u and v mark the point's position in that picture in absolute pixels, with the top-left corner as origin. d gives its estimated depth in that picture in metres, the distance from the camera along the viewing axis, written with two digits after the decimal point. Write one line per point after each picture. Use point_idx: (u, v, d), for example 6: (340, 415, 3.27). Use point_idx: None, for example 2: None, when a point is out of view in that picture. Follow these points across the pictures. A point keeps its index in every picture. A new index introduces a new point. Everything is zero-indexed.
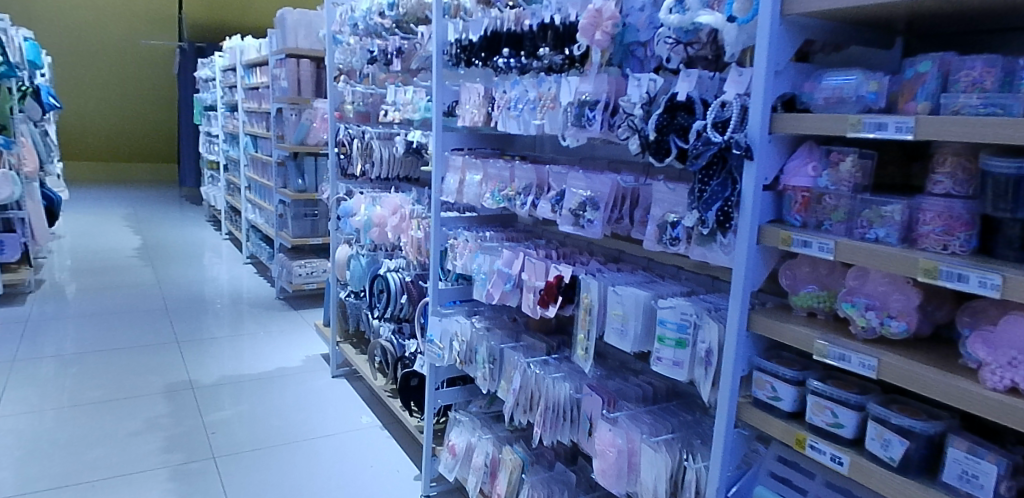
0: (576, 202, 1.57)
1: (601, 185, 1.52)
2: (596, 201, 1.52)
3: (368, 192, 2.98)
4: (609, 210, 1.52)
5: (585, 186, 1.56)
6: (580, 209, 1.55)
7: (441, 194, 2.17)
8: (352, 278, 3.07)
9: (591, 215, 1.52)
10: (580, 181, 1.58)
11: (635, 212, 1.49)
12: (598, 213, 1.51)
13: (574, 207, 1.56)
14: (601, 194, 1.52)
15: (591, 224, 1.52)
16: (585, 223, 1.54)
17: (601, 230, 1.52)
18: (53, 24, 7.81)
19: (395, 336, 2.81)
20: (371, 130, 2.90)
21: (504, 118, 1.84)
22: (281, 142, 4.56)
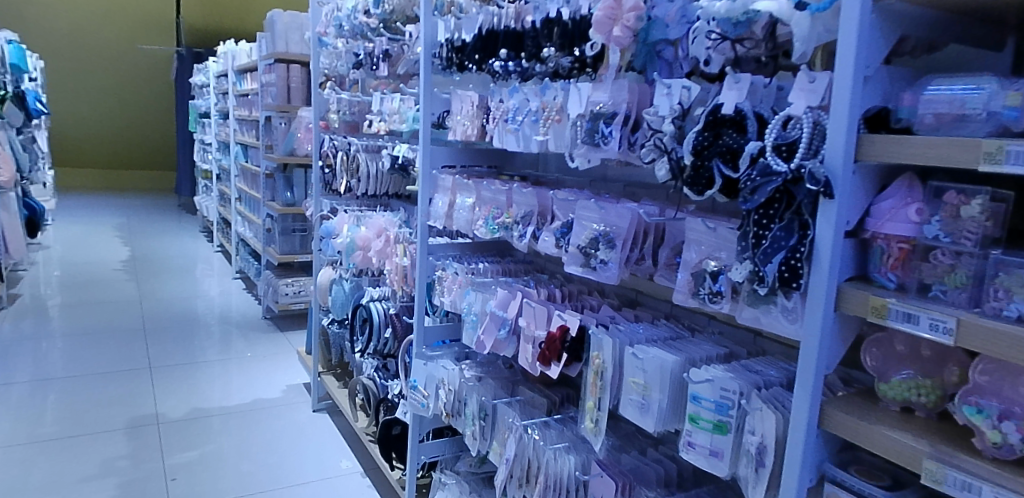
0: (587, 237, 1.26)
1: (617, 217, 1.22)
2: (611, 237, 1.22)
3: (353, 210, 2.68)
4: (627, 249, 1.22)
5: (597, 217, 1.26)
6: (590, 247, 1.25)
7: (427, 219, 1.87)
8: (334, 305, 2.77)
9: (605, 254, 1.22)
10: (591, 211, 1.28)
11: (661, 252, 1.19)
12: (615, 252, 1.21)
13: (584, 244, 1.26)
14: (618, 229, 1.22)
15: (605, 266, 1.22)
16: (597, 265, 1.23)
17: (618, 274, 1.21)
18: (47, 27, 7.60)
19: (378, 373, 2.51)
20: (358, 142, 2.61)
21: (500, 133, 1.54)
22: (269, 152, 4.27)
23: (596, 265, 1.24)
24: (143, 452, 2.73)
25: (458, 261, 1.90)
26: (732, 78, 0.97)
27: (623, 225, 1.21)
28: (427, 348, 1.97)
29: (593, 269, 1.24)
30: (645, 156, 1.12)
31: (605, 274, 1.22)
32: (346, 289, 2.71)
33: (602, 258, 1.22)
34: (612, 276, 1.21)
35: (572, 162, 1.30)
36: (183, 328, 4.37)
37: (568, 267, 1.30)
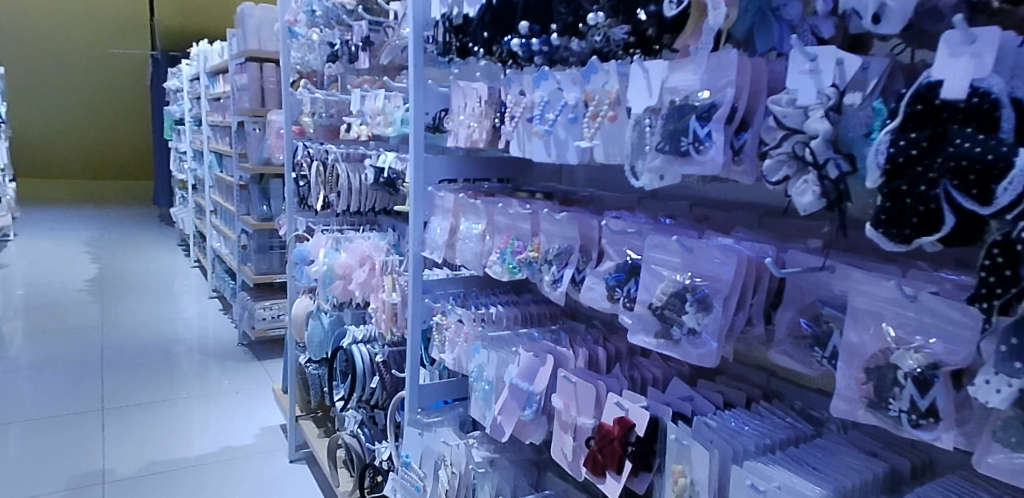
0: (665, 292, 0.84)
1: (714, 264, 0.80)
2: (706, 295, 0.80)
3: (332, 230, 2.25)
4: (733, 314, 0.79)
5: (681, 262, 0.84)
6: (671, 309, 0.83)
7: (422, 248, 1.44)
8: (310, 343, 2.31)
9: (698, 322, 0.80)
10: (669, 251, 0.85)
11: (785, 315, 0.79)
12: (713, 319, 0.79)
13: (660, 303, 0.84)
14: (716, 282, 0.80)
15: (698, 341, 0.80)
16: (684, 336, 0.82)
17: (717, 351, 0.79)
18: (10, 29, 7.12)
19: (362, 428, 2.07)
20: (336, 150, 2.18)
21: (523, 137, 1.11)
22: (242, 160, 3.83)
23: (683, 336, 0.82)
24: None
25: (461, 302, 1.47)
26: (957, 35, 0.53)
27: (725, 275, 0.79)
28: (422, 412, 1.54)
29: (677, 344, 0.82)
30: (770, 173, 0.70)
31: (697, 353, 0.80)
32: (325, 325, 2.27)
33: (693, 328, 0.80)
34: (710, 356, 0.79)
35: (636, 179, 0.88)
36: (148, 358, 3.91)
37: (632, 337, 0.88)
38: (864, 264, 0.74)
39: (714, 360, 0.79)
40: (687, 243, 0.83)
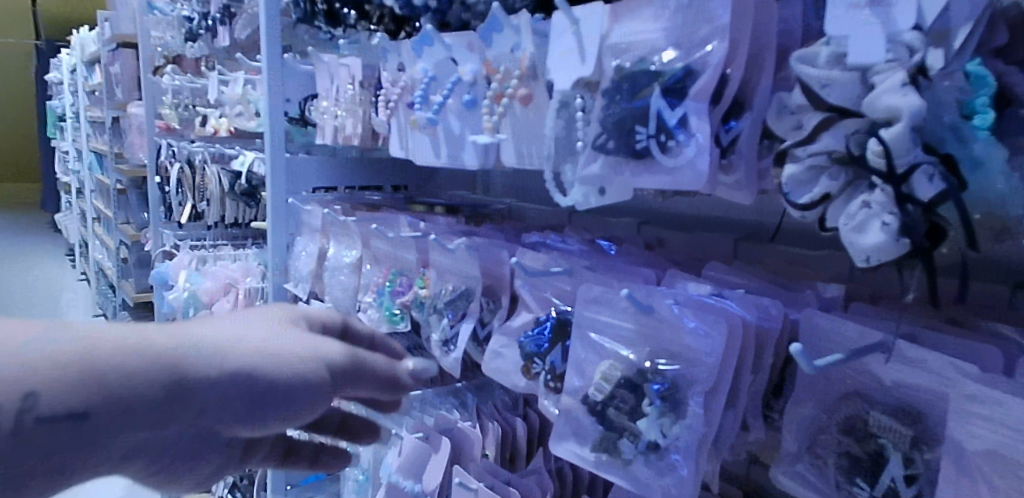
0: (609, 380, 0.53)
1: (689, 338, 0.49)
2: (676, 390, 0.49)
3: (202, 246, 1.84)
4: (720, 421, 0.49)
5: (634, 333, 0.53)
6: (619, 409, 0.51)
7: (286, 280, 1.08)
8: None
9: (664, 433, 0.49)
10: (616, 314, 0.54)
11: (806, 412, 0.49)
12: (686, 431, 0.48)
13: (601, 397, 0.53)
14: (693, 369, 0.49)
15: (663, 463, 0.49)
16: (639, 455, 0.50)
17: (694, 479, 0.48)
18: None
19: (233, 494, 1.65)
20: (203, 149, 1.78)
21: (404, 129, 0.78)
22: (120, 162, 3.32)
23: (637, 455, 0.50)
24: None
25: None
26: None
27: (707, 359, 0.48)
28: (291, 491, 1.16)
29: (628, 465, 0.51)
30: (796, 191, 0.39)
31: (662, 484, 0.49)
32: None
33: (655, 443, 0.49)
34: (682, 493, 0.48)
35: (563, 195, 0.56)
36: None
37: (557, 447, 0.56)
38: (938, 341, 0.44)
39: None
40: (643, 300, 0.52)
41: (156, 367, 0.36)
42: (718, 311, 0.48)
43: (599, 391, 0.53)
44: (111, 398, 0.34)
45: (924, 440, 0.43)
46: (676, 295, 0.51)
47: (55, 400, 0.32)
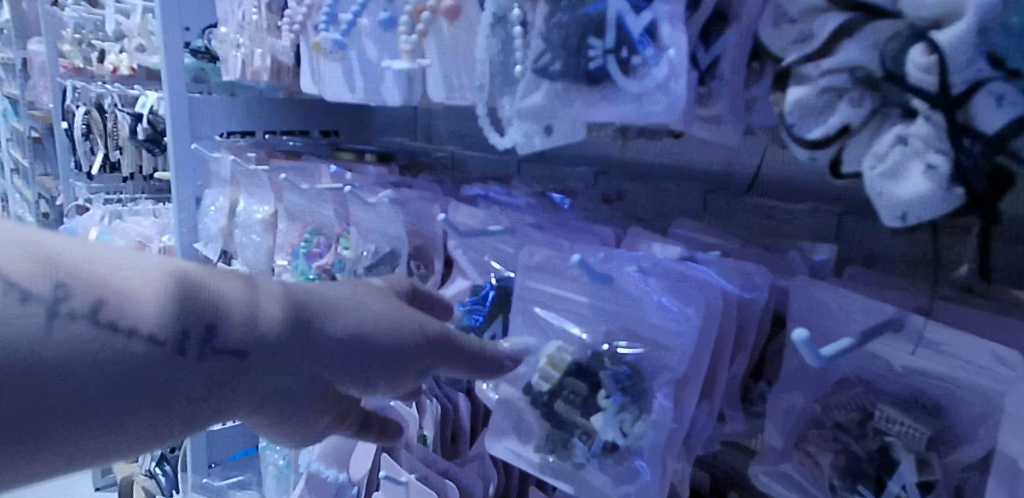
0: (556, 368, 0.43)
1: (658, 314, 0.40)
2: (638, 380, 0.40)
3: (116, 200, 1.66)
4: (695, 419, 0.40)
5: (588, 309, 0.43)
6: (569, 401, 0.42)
7: (195, 239, 0.94)
8: None
9: (625, 433, 0.40)
10: (567, 286, 0.44)
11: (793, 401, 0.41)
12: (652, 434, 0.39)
13: (548, 386, 0.43)
14: (660, 354, 0.40)
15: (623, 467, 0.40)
16: (592, 457, 0.41)
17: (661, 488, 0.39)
18: None
19: (160, 468, 1.51)
20: (112, 90, 1.58)
21: (313, 59, 0.65)
22: (31, 109, 3.02)
23: (590, 457, 0.41)
24: None
25: None
26: None
27: (677, 340, 0.39)
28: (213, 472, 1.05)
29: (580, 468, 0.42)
30: (805, 124, 0.29)
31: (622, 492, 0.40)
32: None
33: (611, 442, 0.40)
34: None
35: (499, 134, 0.45)
36: None
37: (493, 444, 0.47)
38: (960, 317, 0.36)
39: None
40: (598, 269, 0.42)
41: (284, 319, 0.36)
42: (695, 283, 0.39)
43: (545, 381, 0.43)
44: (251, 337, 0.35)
45: (942, 439, 0.35)
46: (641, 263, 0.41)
47: (223, 336, 0.34)
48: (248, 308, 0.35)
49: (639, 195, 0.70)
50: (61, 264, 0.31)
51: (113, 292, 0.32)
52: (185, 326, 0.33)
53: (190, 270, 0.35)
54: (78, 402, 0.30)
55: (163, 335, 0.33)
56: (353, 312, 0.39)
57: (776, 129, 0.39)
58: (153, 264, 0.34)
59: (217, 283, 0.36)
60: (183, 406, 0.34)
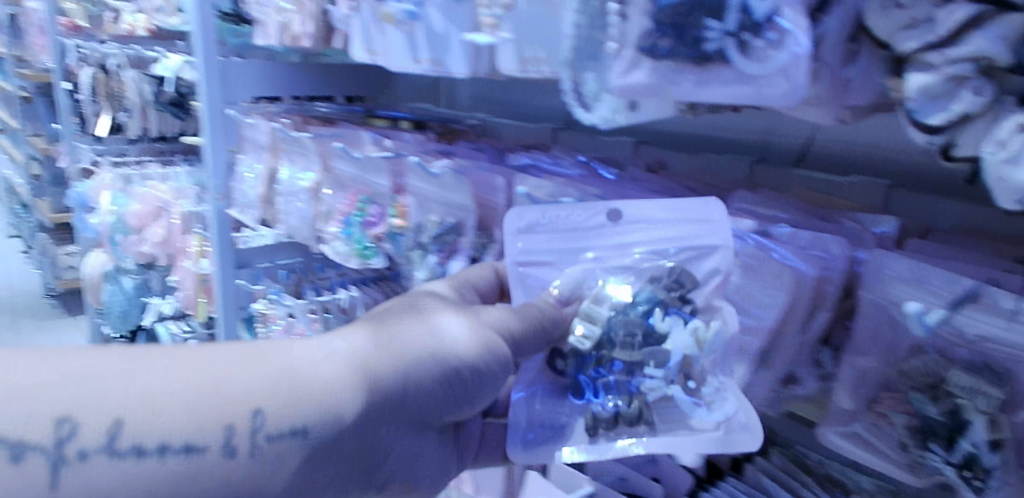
0: (595, 322, 0.48)
1: (687, 234, 0.49)
2: (684, 297, 0.48)
3: (124, 163, 1.62)
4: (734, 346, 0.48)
5: (588, 259, 0.51)
6: (620, 359, 0.47)
7: (227, 205, 0.94)
8: (111, 315, 1.67)
9: (683, 365, 0.47)
10: (561, 248, 0.52)
11: (868, 361, 0.44)
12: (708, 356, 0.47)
13: (590, 345, 0.48)
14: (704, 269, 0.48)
15: (689, 399, 0.47)
16: (649, 411, 0.47)
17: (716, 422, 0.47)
18: None
19: None
20: (117, 49, 1.54)
21: (369, 28, 0.64)
22: (20, 66, 2.93)
23: (646, 412, 0.47)
24: None
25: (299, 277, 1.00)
26: None
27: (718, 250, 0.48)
28: None
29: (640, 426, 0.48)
30: (928, 109, 0.31)
31: (691, 440, 0.48)
32: (128, 291, 1.64)
33: (674, 382, 0.47)
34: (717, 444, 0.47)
35: (584, 110, 0.47)
36: None
37: (528, 431, 0.51)
38: None
39: (746, 447, 0.47)
40: (611, 214, 0.51)
41: (308, 390, 0.42)
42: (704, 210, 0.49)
43: (585, 336, 0.48)
44: (284, 409, 0.41)
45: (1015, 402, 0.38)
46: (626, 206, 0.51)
47: (269, 424, 0.40)
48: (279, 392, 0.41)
49: (683, 167, 0.72)
50: (63, 404, 0.36)
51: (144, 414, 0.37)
52: (227, 428, 0.39)
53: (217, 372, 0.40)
54: None
55: (216, 441, 0.39)
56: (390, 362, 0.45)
57: (863, 110, 0.41)
58: (159, 366, 0.39)
59: (223, 385, 0.40)
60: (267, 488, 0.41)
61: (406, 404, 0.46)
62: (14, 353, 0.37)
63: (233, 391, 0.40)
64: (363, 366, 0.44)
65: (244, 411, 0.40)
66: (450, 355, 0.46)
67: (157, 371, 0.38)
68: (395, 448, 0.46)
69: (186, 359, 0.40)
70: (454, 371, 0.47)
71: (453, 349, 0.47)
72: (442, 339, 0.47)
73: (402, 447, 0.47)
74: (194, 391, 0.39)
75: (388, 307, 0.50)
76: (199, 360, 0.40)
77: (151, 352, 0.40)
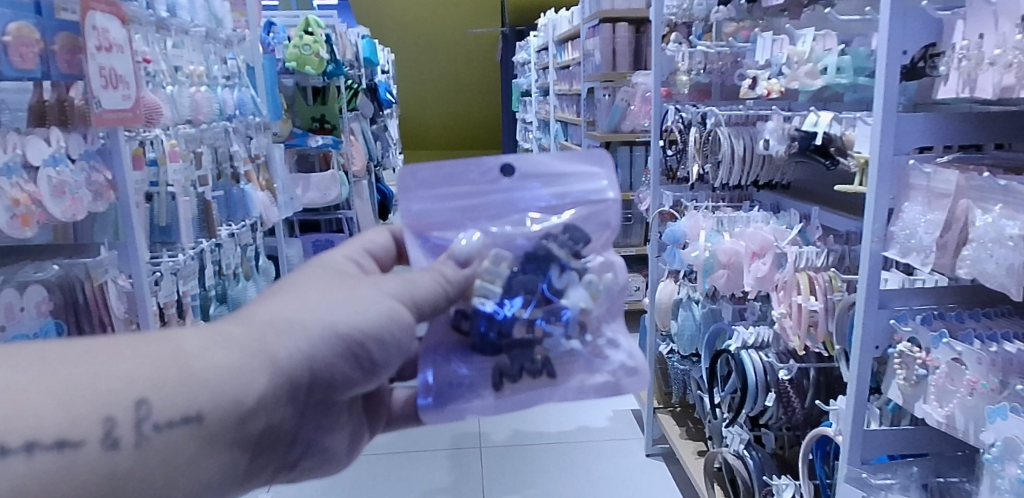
0: (493, 283, 0.71)
1: (579, 184, 0.80)
2: (577, 253, 0.75)
3: (706, 205, 1.89)
4: (617, 289, 0.76)
5: (496, 209, 0.79)
6: (523, 319, 0.71)
7: (884, 248, 1.00)
8: (680, 336, 1.93)
9: (577, 321, 0.73)
10: (475, 200, 0.79)
11: None
12: (594, 311, 0.74)
13: (489, 305, 0.71)
14: (602, 213, 0.78)
15: (585, 351, 0.72)
16: (549, 366, 0.70)
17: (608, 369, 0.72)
18: (401, 41, 8.14)
19: (748, 451, 1.56)
20: (717, 110, 1.82)
21: None
22: (592, 129, 3.74)
23: (547, 366, 0.70)
24: (465, 486, 2.11)
25: (949, 322, 0.97)
26: None
27: (606, 196, 0.79)
28: (866, 469, 1.08)
29: (540, 378, 0.70)
30: None
31: (578, 384, 0.70)
32: (697, 317, 1.88)
33: (570, 336, 0.72)
34: (611, 386, 0.71)
35: None
36: None
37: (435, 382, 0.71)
38: None
39: None
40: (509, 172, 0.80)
41: (265, 361, 0.56)
42: (595, 168, 0.81)
43: (484, 297, 0.71)
44: (264, 368, 0.56)
45: None
46: (521, 164, 0.81)
47: (245, 389, 0.54)
48: (251, 361, 0.55)
49: None
50: (87, 401, 0.47)
51: (152, 393, 0.50)
52: (215, 397, 0.52)
53: (189, 352, 0.53)
54: (164, 462, 0.51)
55: (98, 431, 0.47)
56: (308, 335, 0.60)
57: None
58: (139, 356, 0.51)
59: (202, 361, 0.53)
60: (160, 462, 0.51)
61: (288, 384, 0.59)
62: (19, 356, 0.46)
63: (206, 366, 0.53)
64: (256, 352, 0.56)
65: (223, 384, 0.53)
66: (354, 331, 0.63)
67: (39, 374, 0.45)
68: (276, 424, 0.59)
69: (151, 347, 0.52)
70: (352, 341, 0.63)
71: (339, 332, 0.62)
72: (319, 329, 0.61)
73: (277, 425, 0.60)
74: (177, 368, 0.52)
75: (269, 299, 0.63)
76: (85, 360, 0.48)
77: (26, 353, 0.46)
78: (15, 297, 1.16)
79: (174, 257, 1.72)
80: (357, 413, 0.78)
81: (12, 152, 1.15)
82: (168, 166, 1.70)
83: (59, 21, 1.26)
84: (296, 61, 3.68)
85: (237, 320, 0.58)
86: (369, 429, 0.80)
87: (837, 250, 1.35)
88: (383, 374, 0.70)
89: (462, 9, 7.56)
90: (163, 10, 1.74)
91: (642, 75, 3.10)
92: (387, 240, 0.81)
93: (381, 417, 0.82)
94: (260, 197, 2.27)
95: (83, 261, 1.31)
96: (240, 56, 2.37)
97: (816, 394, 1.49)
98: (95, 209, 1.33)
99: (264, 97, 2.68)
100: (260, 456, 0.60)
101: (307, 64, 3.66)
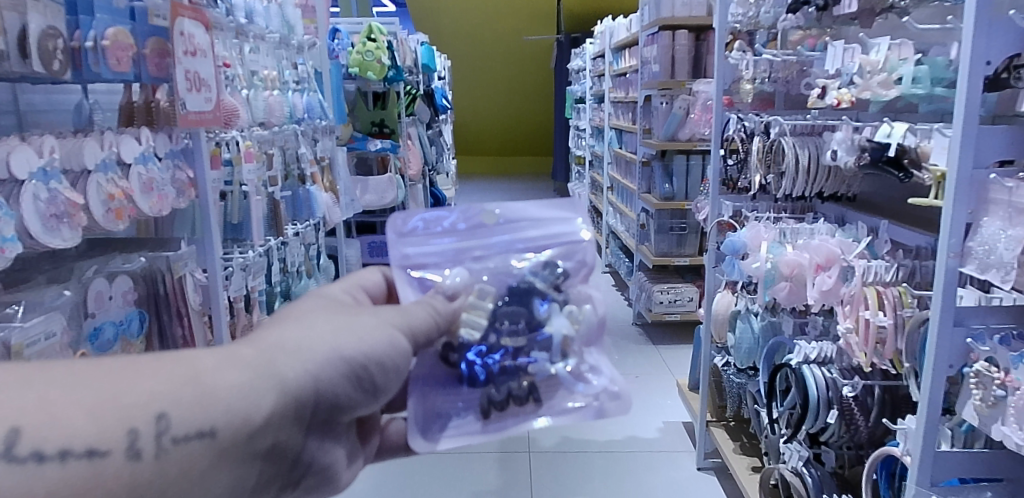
0: (480, 316, 0.74)
1: (559, 229, 0.83)
2: (556, 286, 0.78)
3: (766, 215, 1.86)
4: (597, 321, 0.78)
5: (483, 247, 0.81)
6: (506, 349, 0.73)
7: (964, 262, 0.97)
8: (737, 349, 1.91)
9: (560, 348, 0.74)
10: (461, 240, 0.81)
11: None
12: (577, 339, 0.76)
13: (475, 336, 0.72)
14: (581, 252, 0.81)
15: (569, 377, 0.74)
16: (536, 392, 0.71)
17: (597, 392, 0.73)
18: (459, 48, 8.24)
19: (807, 468, 1.51)
20: (783, 119, 1.79)
21: None
22: (648, 136, 3.72)
23: (533, 393, 0.71)
24: (514, 490, 2.12)
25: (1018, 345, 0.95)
26: None
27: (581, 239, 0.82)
28: (936, 491, 1.04)
29: (526, 405, 0.71)
30: None
31: (560, 407, 0.72)
32: (755, 330, 1.86)
33: (554, 361, 0.74)
34: (592, 408, 0.72)
35: None
36: None
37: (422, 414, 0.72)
38: None
39: None
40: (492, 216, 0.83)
41: (276, 383, 0.56)
42: (569, 213, 0.84)
43: (471, 329, 0.73)
44: (275, 389, 0.56)
45: None
46: (503, 210, 0.84)
47: (258, 406, 0.54)
48: (262, 380, 0.55)
49: None
50: (110, 415, 0.47)
51: (168, 408, 0.49)
52: (229, 414, 0.52)
53: (202, 371, 0.52)
54: (179, 477, 0.50)
55: (122, 443, 0.46)
56: (316, 358, 0.61)
57: None
58: (154, 374, 0.50)
59: (215, 379, 0.53)
60: (174, 477, 0.50)
61: (298, 405, 0.58)
62: (44, 371, 0.46)
63: (219, 384, 0.53)
64: (267, 373, 0.56)
65: (237, 400, 0.53)
66: (359, 357, 0.64)
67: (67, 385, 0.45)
68: (285, 444, 0.58)
69: (165, 364, 0.51)
70: (358, 365, 0.64)
71: (346, 356, 0.63)
72: (326, 354, 0.62)
73: (287, 445, 0.59)
74: (191, 385, 0.51)
75: (274, 326, 0.64)
76: (108, 375, 0.48)
77: (46, 368, 0.46)
78: (105, 286, 1.21)
79: (244, 254, 1.80)
80: (353, 434, 0.76)
81: (109, 149, 1.20)
82: (242, 165, 1.79)
83: (151, 27, 1.33)
84: (359, 67, 3.78)
85: (247, 342, 0.58)
86: (363, 455, 0.79)
87: (907, 265, 1.31)
88: (386, 399, 0.70)
89: (519, 15, 7.63)
90: (243, 18, 1.82)
91: (701, 82, 3.06)
92: (378, 279, 0.83)
93: (373, 441, 0.81)
94: (324, 199, 2.35)
95: (166, 254, 1.39)
96: (309, 61, 2.45)
97: (880, 413, 1.46)
98: (178, 205, 1.40)
99: (330, 102, 2.77)
100: (270, 477, 0.59)
101: (369, 70, 3.77)
